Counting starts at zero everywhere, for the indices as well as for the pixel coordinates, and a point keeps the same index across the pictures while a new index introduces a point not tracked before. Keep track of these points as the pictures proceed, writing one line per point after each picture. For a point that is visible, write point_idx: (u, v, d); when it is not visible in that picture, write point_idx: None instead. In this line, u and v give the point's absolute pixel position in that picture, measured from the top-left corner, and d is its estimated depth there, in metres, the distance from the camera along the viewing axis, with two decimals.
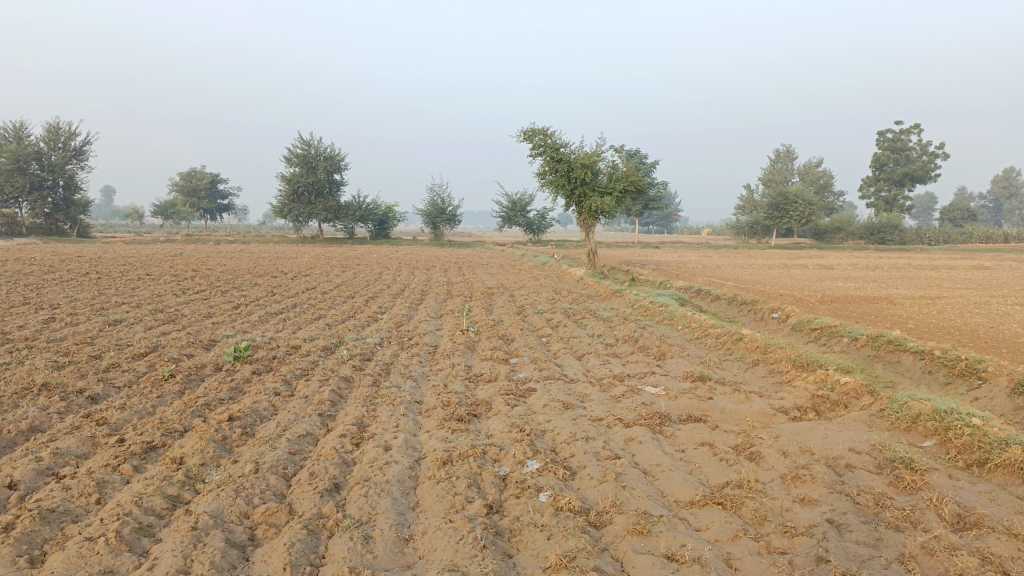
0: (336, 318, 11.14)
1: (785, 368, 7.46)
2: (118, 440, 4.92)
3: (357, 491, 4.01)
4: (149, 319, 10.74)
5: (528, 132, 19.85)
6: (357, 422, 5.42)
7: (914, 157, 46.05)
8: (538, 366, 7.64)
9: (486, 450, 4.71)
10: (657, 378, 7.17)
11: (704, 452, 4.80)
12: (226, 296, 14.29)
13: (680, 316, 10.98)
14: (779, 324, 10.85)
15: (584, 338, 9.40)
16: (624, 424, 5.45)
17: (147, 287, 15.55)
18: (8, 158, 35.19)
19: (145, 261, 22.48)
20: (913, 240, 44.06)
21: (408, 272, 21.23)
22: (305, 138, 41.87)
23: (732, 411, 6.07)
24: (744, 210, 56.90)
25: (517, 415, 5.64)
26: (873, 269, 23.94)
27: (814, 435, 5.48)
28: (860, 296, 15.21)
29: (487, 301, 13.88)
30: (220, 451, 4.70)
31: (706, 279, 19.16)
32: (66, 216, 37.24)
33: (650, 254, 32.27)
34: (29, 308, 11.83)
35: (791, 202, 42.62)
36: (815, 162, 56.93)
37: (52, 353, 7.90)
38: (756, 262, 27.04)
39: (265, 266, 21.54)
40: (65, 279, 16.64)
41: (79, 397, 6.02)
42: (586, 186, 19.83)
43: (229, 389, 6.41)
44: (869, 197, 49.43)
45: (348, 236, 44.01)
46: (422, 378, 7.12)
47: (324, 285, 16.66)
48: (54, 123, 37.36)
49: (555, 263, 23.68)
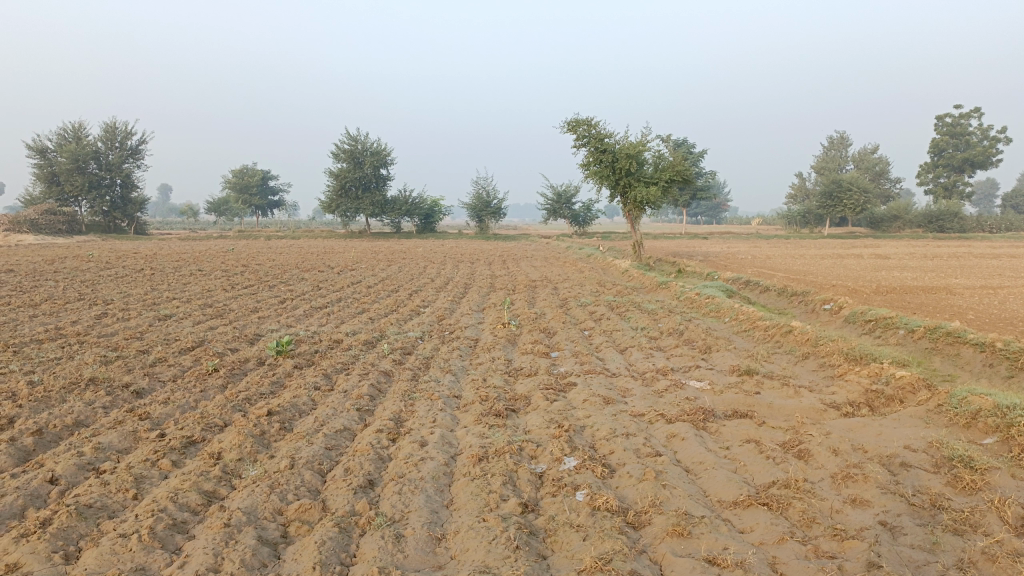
0: (379, 312, 11.17)
1: (836, 361, 7.19)
2: (159, 435, 4.96)
3: (390, 488, 3.96)
4: (197, 314, 10.93)
5: (572, 123, 19.67)
6: (394, 417, 5.38)
7: (975, 141, 44.34)
8: (580, 360, 7.52)
9: (523, 446, 4.61)
10: (701, 372, 6.98)
11: (750, 449, 4.63)
12: (273, 290, 14.48)
13: (727, 308, 10.72)
14: (830, 316, 10.50)
15: (627, 331, 9.24)
16: (666, 419, 5.30)
17: (198, 282, 15.85)
18: (68, 159, 36.36)
19: (197, 257, 23.01)
20: (974, 228, 42.48)
21: (453, 265, 21.26)
22: (351, 134, 42.34)
23: (780, 406, 5.86)
24: (795, 199, 55.62)
25: (557, 410, 5.54)
26: (931, 258, 23.11)
27: (867, 431, 5.25)
28: (918, 286, 14.67)
29: (530, 294, 13.79)
30: (258, 446, 4.70)
31: (755, 270, 18.73)
32: (123, 214, 38.33)
33: (698, 245, 31.70)
34: (84, 303, 12.16)
35: (845, 190, 41.48)
36: (870, 148, 55.30)
37: (102, 348, 8.07)
38: (807, 252, 26.38)
39: (312, 261, 21.78)
40: (120, 275, 17.08)
41: (124, 392, 6.12)
42: (631, 177, 19.57)
43: (270, 383, 6.45)
44: (928, 183, 47.81)
45: (395, 230, 44.33)
46: (461, 372, 7.06)
47: (369, 279, 16.77)
48: (110, 123, 38.45)
49: (600, 255, 23.47)
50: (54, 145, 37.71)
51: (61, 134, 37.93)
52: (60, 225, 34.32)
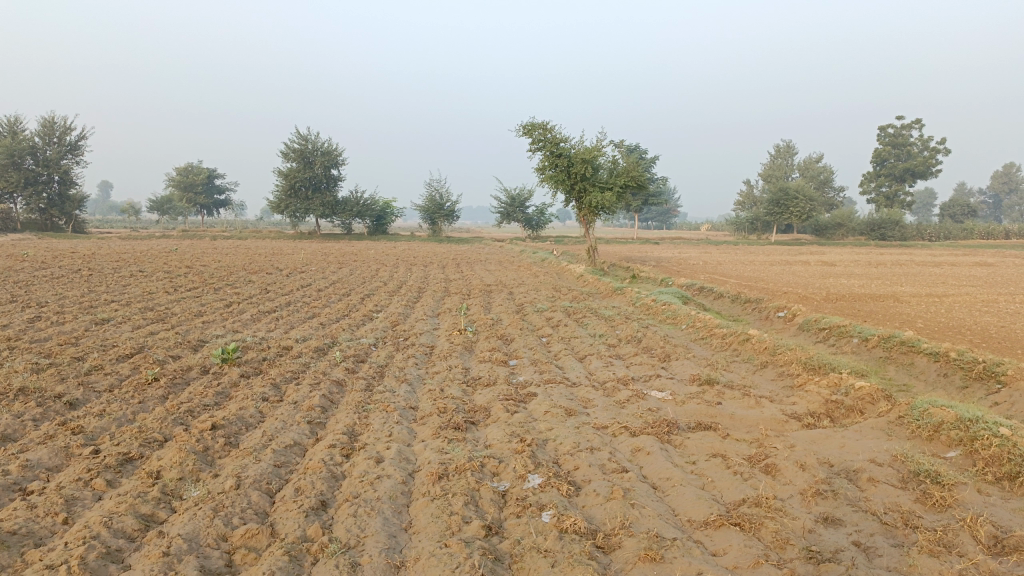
0: (330, 317, 10.82)
1: (795, 371, 7.17)
2: (93, 451, 4.61)
3: (345, 510, 3.72)
4: (138, 318, 10.44)
5: (528, 127, 19.56)
6: (348, 431, 5.13)
7: (915, 152, 45.73)
8: (539, 369, 7.35)
9: (484, 462, 4.42)
10: (662, 381, 6.88)
11: (717, 463, 4.52)
12: (218, 293, 13.97)
13: (683, 314, 10.68)
14: (785, 324, 10.56)
15: (585, 339, 9.12)
16: (630, 432, 5.16)
17: (139, 284, 15.21)
18: (2, 153, 34.81)
19: (138, 257, 22.17)
20: (914, 236, 43.81)
21: (406, 269, 20.94)
22: (302, 133, 41.58)
23: (743, 417, 5.79)
24: (744, 206, 56.59)
25: (518, 423, 5.35)
26: (876, 266, 23.65)
27: (830, 444, 5.20)
28: (866, 294, 14.94)
29: (485, 298, 13.60)
30: (201, 464, 4.40)
31: (707, 276, 18.86)
32: (61, 212, 36.89)
33: (650, 250, 31.96)
34: (15, 306, 11.53)
35: (792, 197, 42.28)
36: (815, 157, 56.56)
37: (34, 355, 7.59)
38: (756, 259, 26.74)
39: (261, 263, 21.19)
40: (56, 276, 16.30)
41: (56, 403, 5.72)
42: (585, 182, 19.54)
43: (214, 394, 6.11)
44: (870, 192, 49.17)
45: (346, 232, 43.61)
46: (417, 381, 6.82)
47: (319, 282, 16.34)
48: (48, 117, 36.98)
49: (554, 259, 23.42)
50: None
51: None
52: None
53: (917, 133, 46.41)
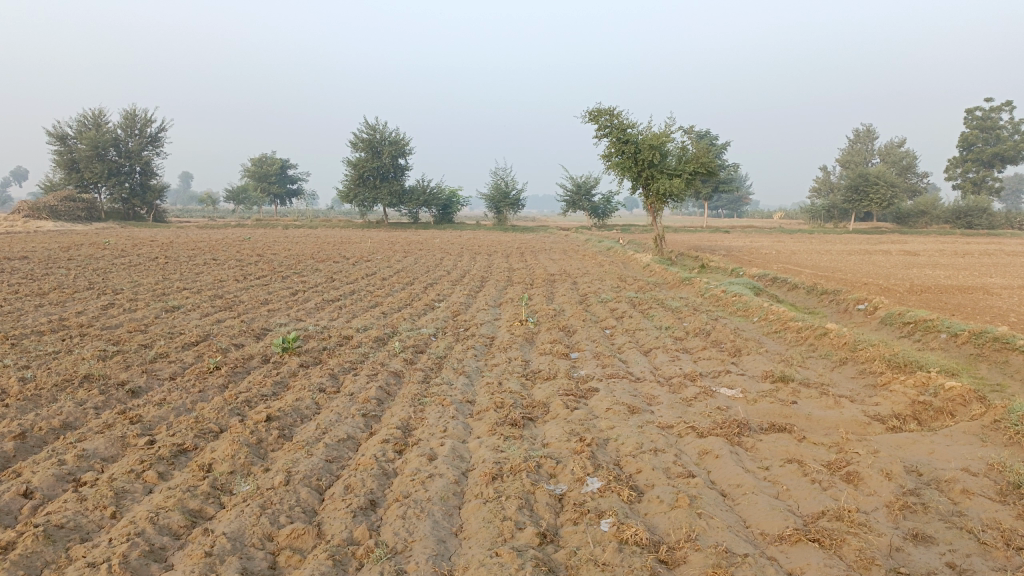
0: (392, 306, 10.77)
1: (877, 369, 6.70)
2: (148, 442, 4.60)
3: (394, 512, 3.57)
4: (205, 305, 10.61)
5: (594, 113, 19.17)
6: (402, 425, 4.99)
7: (1005, 136, 43.21)
8: (602, 362, 7.08)
9: (541, 463, 4.20)
10: (732, 377, 6.52)
11: (792, 470, 4.19)
12: (286, 281, 14.14)
13: (755, 307, 10.21)
14: (865, 317, 9.98)
15: (651, 331, 8.80)
16: (698, 433, 4.86)
17: (211, 272, 15.55)
18: (87, 145, 36.27)
19: (213, 245, 22.76)
20: (1003, 225, 41.42)
21: (470, 257, 20.90)
22: (370, 123, 42.04)
23: (819, 418, 5.42)
24: (819, 193, 54.62)
25: (578, 420, 5.12)
26: (962, 256, 22.35)
27: (917, 450, 4.79)
28: (953, 285, 14.06)
29: (548, 288, 13.36)
30: (252, 458, 4.33)
31: (780, 266, 18.16)
32: (142, 202, 38.32)
33: (720, 239, 31.07)
34: (92, 292, 11.91)
35: (871, 184, 40.52)
36: (896, 142, 54.06)
37: (104, 341, 7.75)
38: (833, 248, 25.68)
39: (329, 251, 21.43)
40: (134, 263, 16.84)
41: (119, 391, 5.78)
42: (653, 169, 19.04)
43: (272, 384, 6.07)
44: (956, 178, 46.74)
45: (412, 221, 43.99)
46: (476, 374, 6.65)
47: (384, 271, 16.38)
48: (130, 110, 38.39)
49: (620, 248, 22.98)
50: (74, 132, 37.64)
51: (80, 120, 37.82)
52: (78, 211, 34.29)
53: (1008, 115, 43.80)
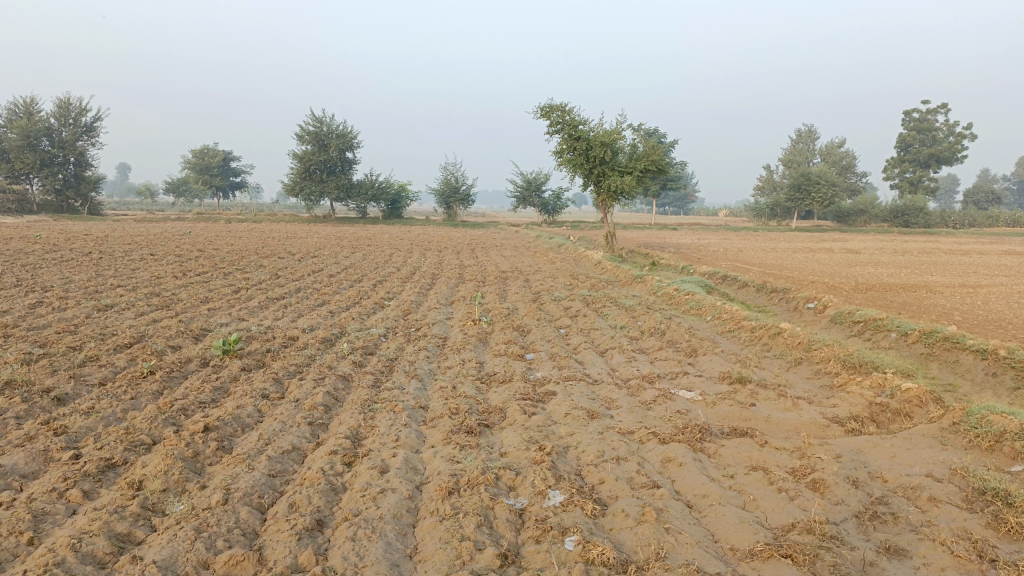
0: (340, 305, 10.41)
1: (833, 369, 6.68)
2: (72, 456, 4.23)
3: (343, 533, 3.32)
4: (142, 304, 10.09)
5: (546, 109, 19.01)
6: (351, 434, 4.73)
7: (940, 137, 44.68)
8: (558, 364, 6.90)
9: (499, 475, 3.98)
10: (690, 379, 6.41)
11: (758, 477, 4.07)
12: (228, 278, 13.61)
13: (707, 306, 10.18)
14: (815, 315, 10.04)
15: (606, 330, 8.67)
16: (659, 439, 4.71)
17: (149, 268, 14.89)
18: (18, 134, 34.63)
19: (151, 240, 21.92)
20: (938, 223, 42.80)
21: (420, 254, 20.56)
22: (317, 116, 41.18)
23: (780, 421, 5.35)
24: (763, 191, 55.71)
25: (536, 427, 4.92)
26: (902, 254, 22.93)
27: (879, 455, 4.73)
28: (897, 283, 14.33)
29: (500, 286, 13.17)
30: (188, 473, 4.01)
31: (729, 263, 18.33)
32: (77, 193, 36.78)
33: (669, 236, 31.31)
34: (19, 290, 11.24)
35: (814, 183, 41.41)
36: (837, 142, 55.48)
37: (29, 344, 7.25)
38: (779, 246, 26.09)
39: (274, 246, 20.85)
40: (66, 259, 16.04)
41: (43, 399, 5.36)
42: (605, 166, 18.99)
43: (212, 390, 5.72)
44: (894, 178, 48.12)
45: (360, 216, 43.28)
46: (428, 378, 6.39)
47: (331, 267, 15.95)
48: (64, 98, 36.81)
49: (571, 245, 22.89)
50: (3, 120, 35.92)
51: (10, 108, 36.11)
52: (9, 203, 32.71)
53: (943, 117, 45.26)
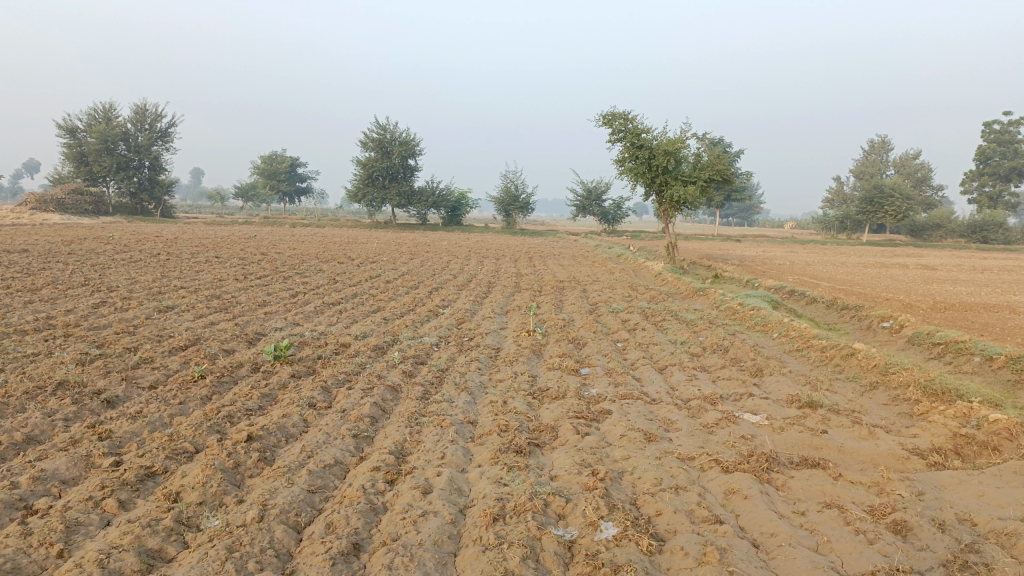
0: (394, 311, 10.32)
1: (912, 396, 6.20)
2: (114, 463, 4.16)
3: (380, 560, 3.11)
4: (201, 306, 10.18)
5: (608, 116, 18.71)
6: (396, 449, 4.55)
7: (1023, 150, 42.57)
8: (614, 381, 6.60)
9: (549, 501, 3.73)
10: (755, 401, 6.04)
11: (832, 516, 3.72)
12: (287, 282, 13.71)
13: (774, 322, 9.70)
14: (890, 335, 9.47)
15: (665, 345, 8.33)
16: (722, 467, 4.38)
17: (211, 270, 15.13)
18: (97, 139, 35.96)
19: (218, 243, 22.43)
20: (1020, 240, 40.73)
21: (478, 261, 20.46)
22: (380, 123, 41.69)
23: (854, 452, 4.95)
24: (832, 203, 54.02)
25: (589, 448, 4.65)
26: (981, 271, 21.77)
27: (965, 493, 4.31)
28: (978, 303, 13.51)
29: (557, 296, 12.93)
30: (227, 486, 3.88)
31: (796, 278, 17.65)
32: (150, 197, 38.09)
33: (732, 248, 30.60)
34: (86, 289, 11.52)
35: (886, 195, 39.88)
36: (912, 154, 53.49)
37: (87, 344, 7.33)
38: (849, 260, 25.13)
39: (334, 251, 21.05)
40: (134, 260, 16.44)
41: (93, 401, 5.35)
42: (667, 175, 18.58)
43: (259, 397, 5.62)
44: (972, 192, 46.07)
45: (421, 222, 43.58)
46: (478, 391, 6.18)
47: (389, 273, 15.95)
48: (140, 104, 38.15)
49: (630, 255, 22.48)
50: (84, 125, 37.40)
51: (91, 113, 37.61)
52: (86, 205, 34.01)
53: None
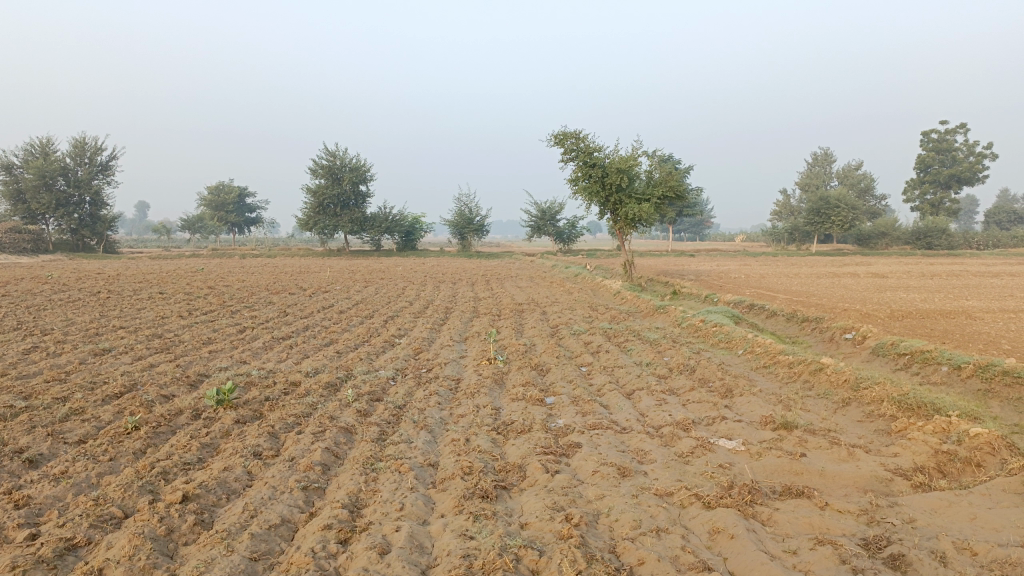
0: (348, 344, 9.87)
1: (887, 412, 6.02)
2: (29, 535, 3.68)
3: None
4: (141, 347, 9.60)
5: (560, 136, 18.61)
6: (350, 501, 4.15)
7: (960, 158, 43.86)
8: (581, 410, 6.29)
9: (520, 556, 3.38)
10: (728, 425, 5.79)
11: (826, 554, 3.44)
12: (235, 317, 13.14)
13: (738, 339, 9.52)
14: (854, 347, 9.37)
15: (631, 368, 8.07)
16: (703, 502, 4.09)
17: (155, 308, 14.44)
18: (34, 175, 34.68)
19: (163, 278, 21.59)
20: (962, 245, 41.84)
21: (434, 286, 20.08)
22: (329, 150, 41.11)
23: (836, 475, 4.72)
24: (781, 215, 54.99)
25: (560, 489, 4.31)
26: (930, 277, 22.14)
27: (955, 516, 4.06)
28: (933, 310, 13.58)
29: (517, 320, 12.62)
30: (158, 558, 3.45)
31: (753, 291, 17.65)
32: (93, 232, 36.81)
33: (688, 263, 30.73)
34: (17, 334, 10.82)
35: (833, 206, 40.64)
36: (855, 165, 54.88)
37: (12, 395, 6.74)
38: (802, 271, 25.39)
39: (285, 282, 20.42)
40: (72, 299, 15.65)
41: (13, 461, 4.82)
42: (622, 193, 18.49)
43: (199, 448, 5.16)
44: (914, 200, 47.32)
45: (375, 248, 43.00)
46: (438, 428, 5.81)
47: (342, 303, 15.46)
48: (79, 138, 36.98)
49: (588, 274, 22.33)
50: (20, 161, 36.06)
51: (27, 149, 36.29)
52: (24, 243, 32.66)
53: (962, 137, 44.52)
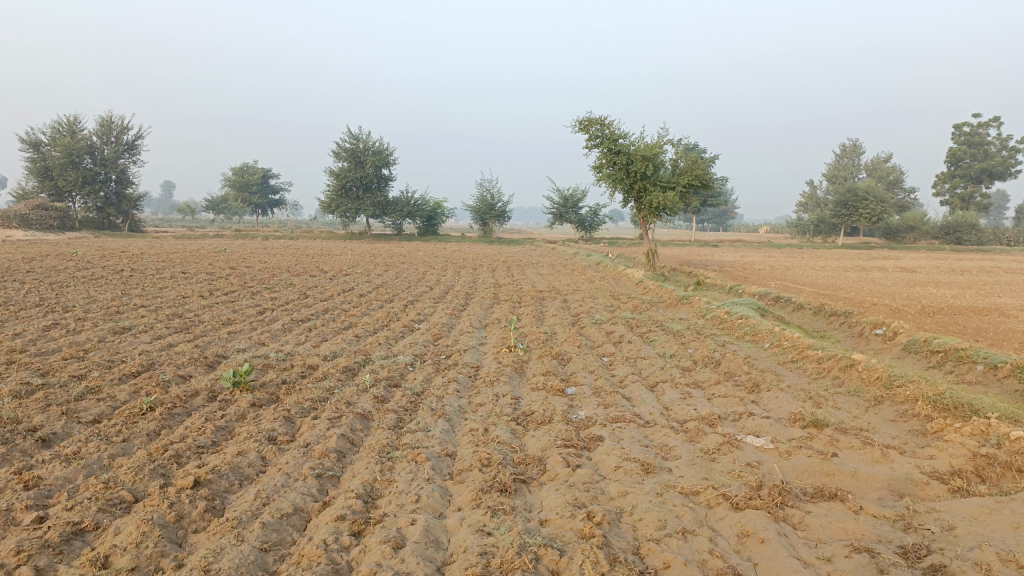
0: (367, 328, 9.76)
1: (922, 412, 5.80)
2: (37, 518, 3.59)
3: None
4: (160, 327, 9.55)
5: (584, 122, 18.33)
6: (365, 492, 4.03)
7: (992, 152, 42.84)
8: (603, 401, 6.12)
9: (540, 555, 3.23)
10: (756, 421, 5.60)
11: (862, 563, 3.26)
12: (254, 298, 13.08)
13: (765, 332, 9.28)
14: (885, 344, 9.10)
15: (654, 359, 7.88)
16: (732, 503, 3.92)
17: (176, 287, 14.41)
18: (61, 152, 34.93)
19: (185, 257, 21.64)
20: (992, 240, 40.97)
21: (455, 272, 19.96)
22: (352, 132, 41.02)
23: (869, 477, 4.52)
24: (806, 207, 54.21)
25: (581, 485, 4.16)
26: (960, 273, 21.68)
27: (998, 525, 3.85)
28: (965, 306, 13.20)
29: (537, 307, 12.47)
30: (166, 546, 3.34)
31: (778, 283, 17.34)
32: (118, 211, 37.07)
33: (711, 254, 30.39)
34: (39, 310, 10.82)
35: (861, 199, 39.90)
36: (883, 157, 53.92)
37: (29, 372, 6.69)
38: (827, 264, 24.92)
39: (306, 264, 20.38)
40: (95, 277, 15.69)
41: (25, 440, 4.75)
42: (646, 181, 18.19)
43: (214, 431, 5.07)
44: (944, 194, 46.38)
45: (396, 232, 42.92)
46: (456, 417, 5.67)
47: (362, 287, 15.36)
48: (106, 116, 37.17)
49: (610, 263, 22.08)
50: (47, 139, 36.31)
51: (55, 126, 36.56)
52: (51, 220, 32.95)
53: (996, 131, 43.50)
